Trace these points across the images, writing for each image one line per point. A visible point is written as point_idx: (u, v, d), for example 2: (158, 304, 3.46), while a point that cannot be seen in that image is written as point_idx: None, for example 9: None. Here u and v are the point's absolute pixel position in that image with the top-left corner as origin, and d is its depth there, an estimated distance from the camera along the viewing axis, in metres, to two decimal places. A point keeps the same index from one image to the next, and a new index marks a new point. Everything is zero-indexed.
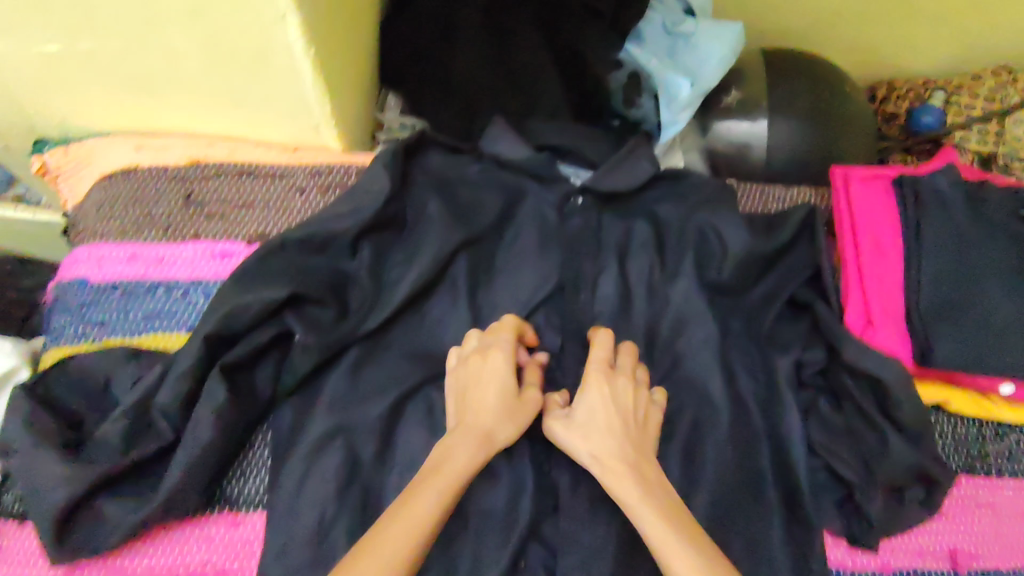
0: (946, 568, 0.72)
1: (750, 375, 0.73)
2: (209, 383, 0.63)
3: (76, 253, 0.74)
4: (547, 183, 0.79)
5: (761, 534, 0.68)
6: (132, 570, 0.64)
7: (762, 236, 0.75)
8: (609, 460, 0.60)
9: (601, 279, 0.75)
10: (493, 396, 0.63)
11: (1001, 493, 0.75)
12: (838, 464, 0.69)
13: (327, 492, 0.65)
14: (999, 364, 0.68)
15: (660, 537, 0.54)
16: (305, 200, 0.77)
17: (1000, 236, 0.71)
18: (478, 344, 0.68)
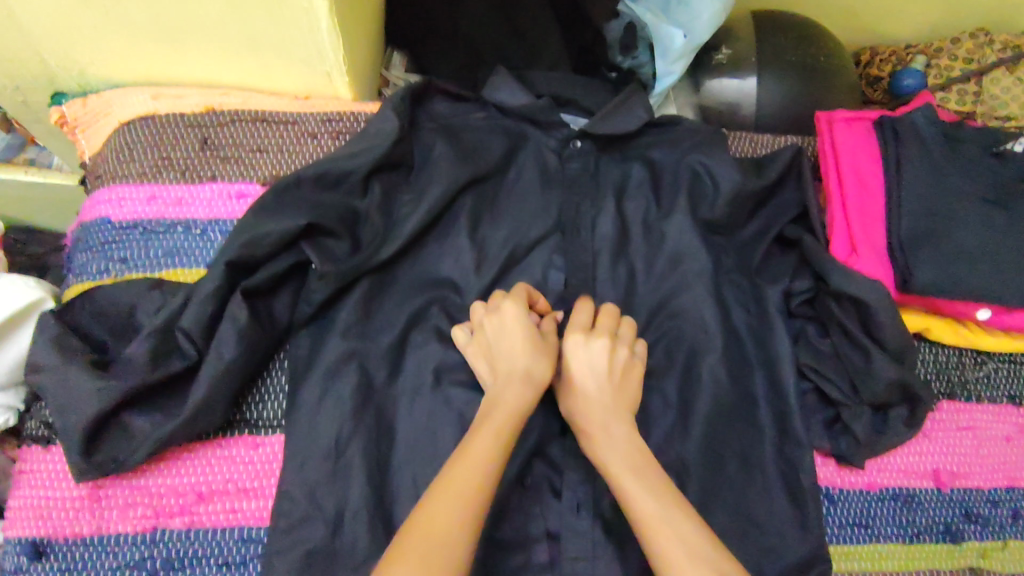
0: (930, 486, 0.76)
1: (743, 306, 0.77)
2: (231, 304, 0.66)
3: (96, 195, 0.77)
4: (546, 129, 0.82)
5: (755, 452, 0.72)
6: (155, 488, 0.67)
7: (755, 175, 0.78)
8: (601, 422, 0.61)
9: (601, 217, 0.78)
10: (508, 358, 0.64)
11: (981, 418, 0.79)
12: (826, 385, 0.74)
13: (343, 412, 0.68)
14: (972, 286, 0.72)
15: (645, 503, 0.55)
16: (316, 145, 0.81)
17: (975, 168, 0.75)
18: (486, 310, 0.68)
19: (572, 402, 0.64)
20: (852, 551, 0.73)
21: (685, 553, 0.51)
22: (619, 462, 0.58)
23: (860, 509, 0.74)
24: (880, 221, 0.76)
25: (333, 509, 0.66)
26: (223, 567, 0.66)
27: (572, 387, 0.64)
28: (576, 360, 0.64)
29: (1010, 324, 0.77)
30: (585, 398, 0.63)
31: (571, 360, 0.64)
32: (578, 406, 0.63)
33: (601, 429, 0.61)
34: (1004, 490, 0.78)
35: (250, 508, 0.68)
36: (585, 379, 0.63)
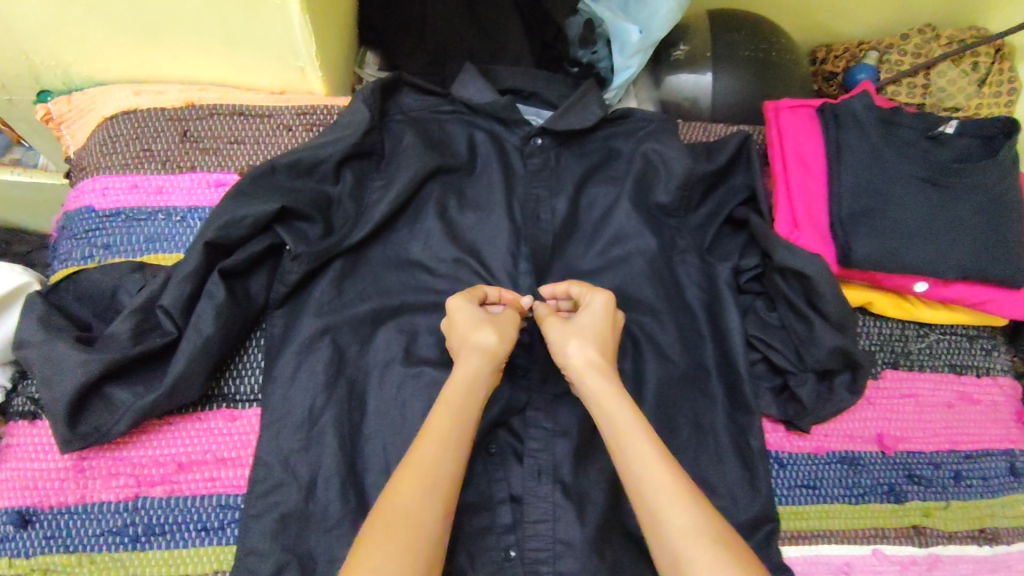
0: (874, 450, 0.81)
1: (696, 283, 0.81)
2: (209, 283, 0.70)
3: (80, 186, 0.81)
4: (509, 127, 0.86)
5: (707, 418, 0.77)
6: (137, 459, 0.71)
7: (706, 160, 0.83)
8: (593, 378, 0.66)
9: (556, 200, 0.83)
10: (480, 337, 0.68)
11: (921, 385, 0.84)
12: (773, 354, 0.79)
13: (316, 385, 0.72)
14: (908, 259, 0.77)
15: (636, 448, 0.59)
16: (291, 136, 0.85)
17: (912, 150, 0.79)
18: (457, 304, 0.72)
19: (589, 337, 0.68)
20: (801, 512, 0.77)
21: (663, 478, 0.56)
22: (604, 401, 0.64)
23: (808, 472, 0.79)
24: (821, 201, 0.81)
25: (307, 476, 0.70)
26: (202, 532, 0.70)
27: (589, 327, 0.69)
28: (606, 307, 0.71)
29: (947, 296, 0.82)
30: (602, 339, 0.69)
31: (607, 302, 0.71)
32: (594, 343, 0.68)
33: (592, 371, 0.66)
34: (945, 453, 0.83)
35: (227, 477, 0.72)
36: (608, 324, 0.70)
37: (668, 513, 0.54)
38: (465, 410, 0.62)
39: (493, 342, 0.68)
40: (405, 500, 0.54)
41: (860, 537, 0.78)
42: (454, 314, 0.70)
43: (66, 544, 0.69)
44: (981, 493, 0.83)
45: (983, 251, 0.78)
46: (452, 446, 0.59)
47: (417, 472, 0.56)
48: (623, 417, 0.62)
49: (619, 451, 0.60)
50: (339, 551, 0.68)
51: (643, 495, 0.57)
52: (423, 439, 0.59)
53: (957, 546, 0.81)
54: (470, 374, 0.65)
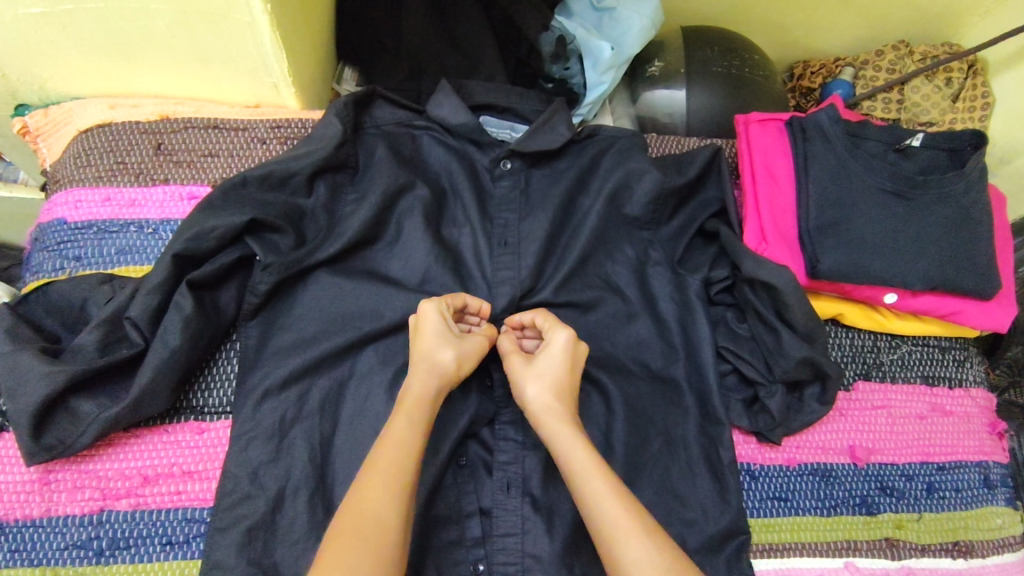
0: (846, 462, 0.81)
1: (668, 296, 0.82)
2: (177, 294, 0.70)
3: (54, 198, 0.81)
4: (484, 148, 0.86)
5: (678, 430, 0.77)
6: (104, 472, 0.69)
7: (676, 173, 0.84)
8: (548, 405, 0.67)
9: (535, 219, 0.82)
10: (430, 349, 0.68)
11: (893, 398, 0.84)
12: (742, 365, 0.79)
13: (285, 397, 0.72)
14: (872, 271, 0.79)
15: (588, 485, 0.60)
16: (265, 149, 0.86)
17: (876, 162, 0.81)
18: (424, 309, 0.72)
19: (547, 381, 0.68)
20: (772, 524, 0.77)
21: (619, 519, 0.58)
22: (563, 443, 0.64)
23: (780, 483, 0.79)
24: (790, 212, 0.82)
25: (275, 488, 0.69)
26: (167, 546, 0.68)
27: (548, 372, 0.68)
28: (565, 350, 0.69)
29: (916, 307, 0.83)
30: (561, 384, 0.68)
31: (566, 344, 0.69)
32: (552, 392, 0.67)
33: (554, 414, 0.66)
34: (917, 465, 0.82)
35: (194, 490, 0.70)
36: (567, 366, 0.69)
37: (626, 554, 0.56)
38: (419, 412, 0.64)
39: (443, 363, 0.68)
40: (368, 505, 0.57)
41: (833, 549, 0.77)
42: (422, 321, 0.70)
43: (29, 557, 0.66)
44: (955, 504, 0.82)
45: (947, 262, 0.80)
46: (408, 452, 0.61)
47: (377, 482, 0.58)
48: (580, 455, 0.63)
49: (579, 492, 0.61)
50: (307, 565, 0.67)
51: (604, 535, 0.58)
52: (381, 449, 0.61)
53: (931, 559, 0.79)
54: (421, 390, 0.66)
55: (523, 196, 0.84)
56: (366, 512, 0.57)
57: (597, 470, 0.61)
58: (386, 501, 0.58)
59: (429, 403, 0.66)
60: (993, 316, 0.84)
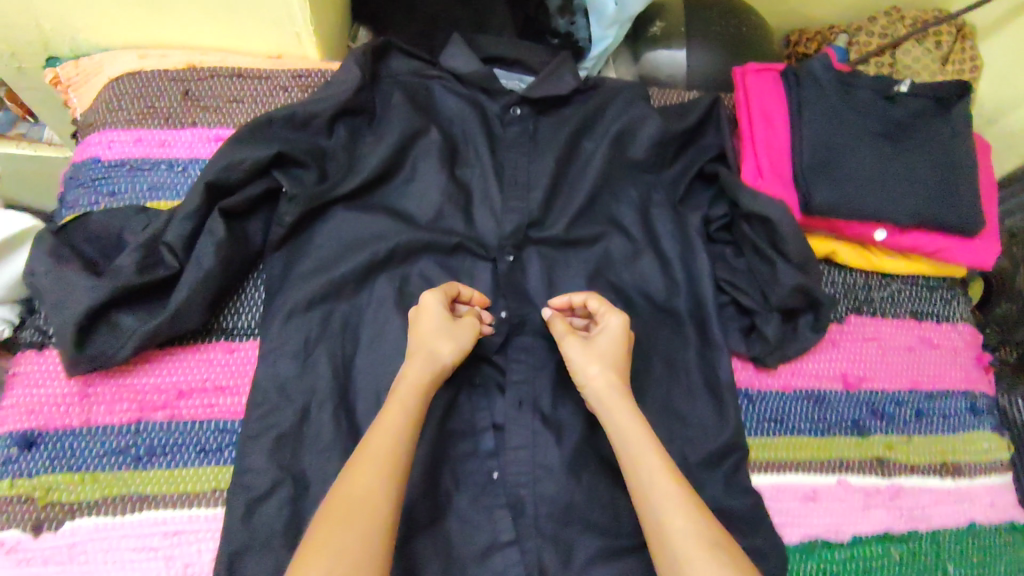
0: (839, 388, 0.85)
1: (670, 233, 0.86)
2: (210, 220, 0.74)
3: (88, 139, 0.85)
4: (494, 96, 0.90)
5: (679, 355, 0.81)
6: (141, 385, 0.74)
7: (678, 120, 0.89)
8: (613, 382, 0.70)
9: (543, 161, 0.87)
10: (429, 331, 0.70)
11: (884, 330, 0.89)
12: (740, 296, 0.84)
13: (311, 320, 0.76)
14: (862, 206, 0.84)
15: (641, 457, 0.64)
16: (287, 96, 0.90)
17: (863, 109, 0.87)
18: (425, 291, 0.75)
19: (609, 362, 0.71)
20: (768, 443, 0.81)
21: (669, 489, 0.61)
22: (624, 421, 0.67)
23: (776, 406, 0.83)
24: (785, 153, 0.87)
25: (302, 400, 0.73)
26: (201, 453, 0.72)
27: (609, 350, 0.72)
28: (621, 332, 0.73)
29: (905, 244, 0.88)
30: (620, 365, 0.72)
31: (622, 326, 0.73)
32: (614, 369, 0.71)
33: (621, 393, 0.69)
34: (906, 392, 0.87)
35: (225, 403, 0.75)
36: (625, 346, 0.73)
37: (672, 523, 0.59)
38: (407, 402, 0.65)
39: (442, 349, 0.70)
40: (354, 493, 0.58)
41: (826, 467, 0.81)
42: (425, 309, 0.72)
43: (69, 464, 0.71)
44: (941, 428, 0.86)
45: (934, 199, 0.85)
46: (398, 435, 0.62)
47: (369, 464, 0.59)
48: (634, 431, 0.66)
49: (633, 466, 0.64)
50: (332, 471, 0.71)
51: (651, 505, 0.61)
52: (373, 433, 0.62)
53: (920, 477, 0.83)
54: (417, 377, 0.67)
55: (531, 141, 0.88)
56: (357, 494, 0.57)
57: (651, 444, 0.65)
58: (375, 484, 0.58)
59: (423, 388, 0.67)
60: (977, 252, 0.88)
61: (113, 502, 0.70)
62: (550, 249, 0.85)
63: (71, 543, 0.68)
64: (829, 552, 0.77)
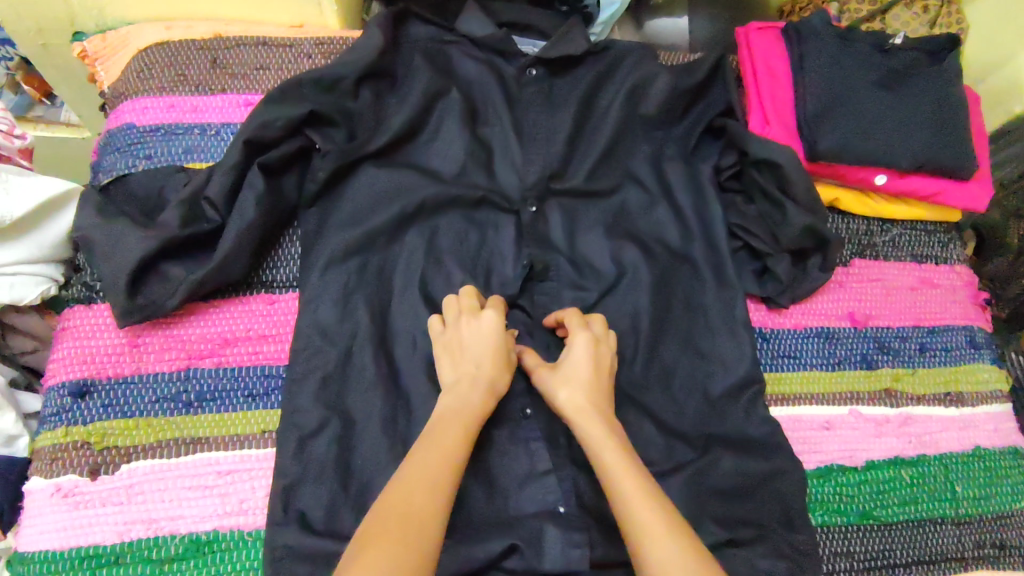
0: (847, 326, 0.90)
1: (683, 185, 0.90)
2: (249, 175, 0.78)
3: (122, 106, 0.88)
4: (508, 58, 0.92)
5: (696, 298, 0.86)
6: (188, 336, 0.77)
7: (687, 74, 0.92)
8: (580, 404, 0.67)
9: (560, 118, 0.90)
10: (487, 347, 0.70)
11: (887, 272, 0.94)
12: (752, 240, 0.88)
13: (347, 271, 0.80)
14: (864, 151, 0.88)
15: (623, 486, 0.60)
16: (311, 62, 0.93)
17: (862, 61, 0.91)
18: (467, 306, 0.74)
19: (577, 386, 0.69)
20: (784, 377, 0.86)
21: (653, 520, 0.56)
22: (597, 445, 0.64)
23: (790, 343, 0.87)
24: (789, 105, 0.92)
25: (344, 344, 0.77)
26: (250, 397, 0.76)
27: (576, 373, 0.70)
28: (590, 353, 0.71)
29: (904, 188, 0.92)
30: (591, 386, 0.69)
31: (587, 346, 0.71)
32: (584, 391, 0.68)
33: (589, 414, 0.66)
34: (910, 328, 0.91)
35: (269, 350, 0.78)
36: (595, 368, 0.71)
37: (659, 559, 0.54)
38: (467, 424, 0.64)
39: (490, 369, 0.69)
40: (410, 502, 0.55)
41: (838, 399, 0.86)
42: (469, 330, 0.72)
43: (124, 410, 0.74)
44: (944, 361, 0.91)
45: (930, 143, 0.89)
46: (455, 448, 0.61)
47: (422, 473, 0.58)
48: (616, 458, 0.62)
49: (616, 496, 0.60)
50: (375, 410, 0.74)
51: (636, 537, 0.56)
52: (424, 445, 0.61)
53: (926, 406, 0.88)
54: (473, 397, 0.67)
55: (548, 99, 0.91)
56: (408, 501, 0.55)
57: (633, 474, 0.61)
58: (432, 493, 0.57)
59: (479, 410, 0.66)
60: (971, 194, 0.93)
61: (168, 445, 0.73)
62: (570, 202, 0.88)
63: (128, 485, 0.71)
64: (844, 477, 0.82)
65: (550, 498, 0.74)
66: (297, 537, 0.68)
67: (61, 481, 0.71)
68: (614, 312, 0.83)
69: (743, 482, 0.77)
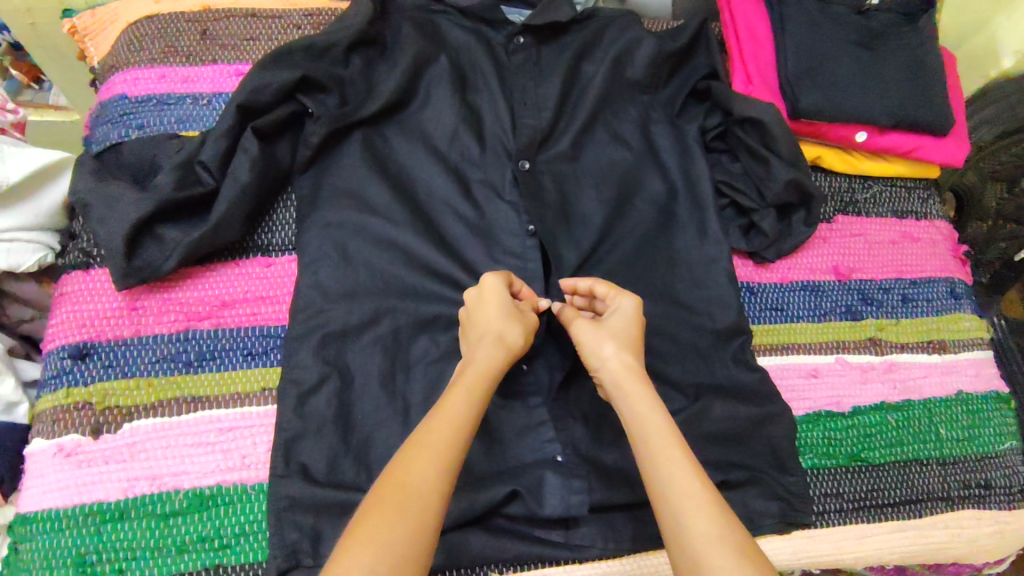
0: (831, 279, 0.92)
1: (669, 147, 0.92)
2: (243, 138, 0.79)
3: (113, 78, 0.89)
4: (495, 27, 0.94)
5: (685, 254, 0.87)
6: (186, 298, 0.78)
7: (671, 39, 0.94)
8: (619, 366, 0.67)
9: (548, 83, 0.91)
10: (497, 313, 0.68)
11: (869, 227, 0.96)
12: (738, 196, 0.90)
13: (341, 233, 0.81)
14: (845, 109, 0.90)
15: (659, 449, 0.60)
16: (300, 32, 0.94)
17: (839, 22, 0.94)
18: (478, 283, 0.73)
19: (622, 341, 0.69)
20: (771, 329, 0.88)
21: (691, 486, 0.57)
22: (636, 406, 0.64)
23: (776, 296, 0.90)
24: (771, 65, 0.93)
25: (341, 303, 0.78)
26: (248, 356, 0.77)
27: (620, 331, 0.70)
28: (634, 315, 0.71)
29: (883, 145, 0.95)
30: (634, 346, 0.69)
31: (636, 308, 0.71)
32: (627, 349, 0.69)
33: (626, 375, 0.66)
34: (892, 280, 0.94)
35: (267, 311, 0.79)
36: (637, 329, 0.71)
37: (693, 522, 0.55)
38: (474, 402, 0.61)
39: (513, 333, 0.67)
40: (414, 482, 0.53)
41: (824, 348, 0.88)
42: (485, 295, 0.69)
43: (123, 371, 0.75)
44: (926, 311, 0.94)
45: (907, 100, 0.92)
46: (462, 428, 0.58)
47: (425, 456, 0.55)
48: (652, 421, 0.62)
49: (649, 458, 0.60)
50: (373, 365, 0.76)
51: (669, 498, 0.57)
52: (434, 423, 0.58)
53: (909, 354, 0.90)
54: (488, 361, 0.64)
55: (536, 65, 0.92)
56: (408, 485, 0.53)
57: (671, 438, 0.61)
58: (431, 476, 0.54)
59: (493, 376, 0.64)
60: (948, 150, 0.96)
61: (169, 404, 0.74)
62: (560, 163, 0.88)
63: (131, 443, 0.72)
64: (833, 422, 0.84)
65: (548, 449, 0.75)
66: (301, 488, 0.70)
67: (62, 440, 0.71)
68: (606, 268, 0.85)
69: (733, 428, 0.79)
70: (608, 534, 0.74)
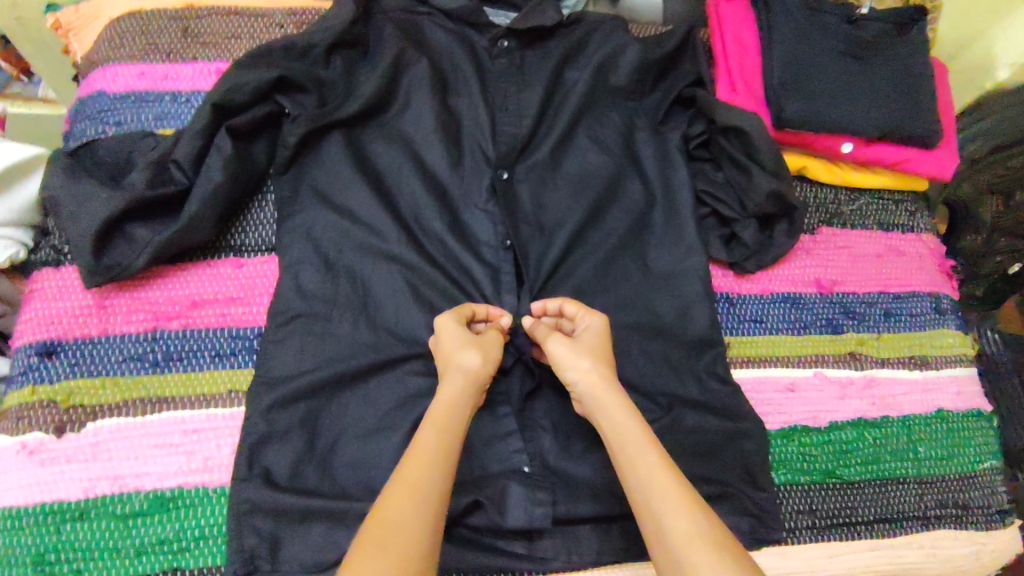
0: (813, 292, 0.91)
1: (650, 155, 0.91)
2: (217, 138, 0.78)
3: (92, 75, 0.89)
4: (479, 30, 0.92)
5: (663, 264, 0.86)
6: (156, 298, 0.78)
7: (657, 45, 0.93)
8: (593, 379, 0.66)
9: (530, 89, 0.90)
10: (457, 347, 0.68)
11: (854, 240, 0.95)
12: (719, 206, 0.89)
13: (314, 236, 0.81)
14: (831, 119, 0.89)
15: (639, 457, 0.60)
16: (282, 32, 0.94)
17: (828, 31, 0.92)
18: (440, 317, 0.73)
19: (596, 354, 0.69)
20: (750, 341, 0.87)
21: (670, 490, 0.56)
22: (612, 416, 0.64)
23: (755, 308, 0.88)
24: (757, 74, 0.93)
25: (310, 306, 0.77)
26: (216, 357, 0.77)
27: (592, 345, 0.70)
28: (602, 331, 0.72)
29: (870, 156, 0.94)
30: (606, 360, 0.69)
31: (603, 326, 0.72)
32: (602, 362, 0.68)
33: (602, 385, 0.66)
34: (875, 294, 0.93)
35: (237, 312, 0.79)
36: (606, 345, 0.71)
37: (674, 526, 0.54)
38: (448, 433, 0.61)
39: (477, 363, 0.67)
40: (402, 515, 0.53)
41: (803, 361, 0.87)
42: (443, 332, 0.70)
43: (90, 369, 0.74)
44: (909, 326, 0.92)
45: (895, 111, 0.91)
46: (441, 461, 0.58)
47: (406, 491, 0.55)
48: (630, 430, 0.62)
49: (627, 467, 0.60)
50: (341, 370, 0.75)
51: (650, 505, 0.56)
52: (412, 457, 0.58)
53: (890, 369, 0.89)
54: (452, 394, 0.65)
55: (518, 70, 0.91)
56: (395, 519, 0.53)
57: (649, 446, 0.61)
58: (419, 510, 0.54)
59: (461, 412, 0.64)
60: (936, 162, 0.95)
61: (135, 404, 0.74)
62: (540, 169, 0.88)
63: (95, 442, 0.72)
64: (808, 437, 0.83)
65: (515, 459, 0.74)
66: (262, 493, 0.69)
67: (26, 438, 0.71)
68: (583, 276, 0.84)
69: (704, 441, 0.78)
70: (572, 546, 0.73)
